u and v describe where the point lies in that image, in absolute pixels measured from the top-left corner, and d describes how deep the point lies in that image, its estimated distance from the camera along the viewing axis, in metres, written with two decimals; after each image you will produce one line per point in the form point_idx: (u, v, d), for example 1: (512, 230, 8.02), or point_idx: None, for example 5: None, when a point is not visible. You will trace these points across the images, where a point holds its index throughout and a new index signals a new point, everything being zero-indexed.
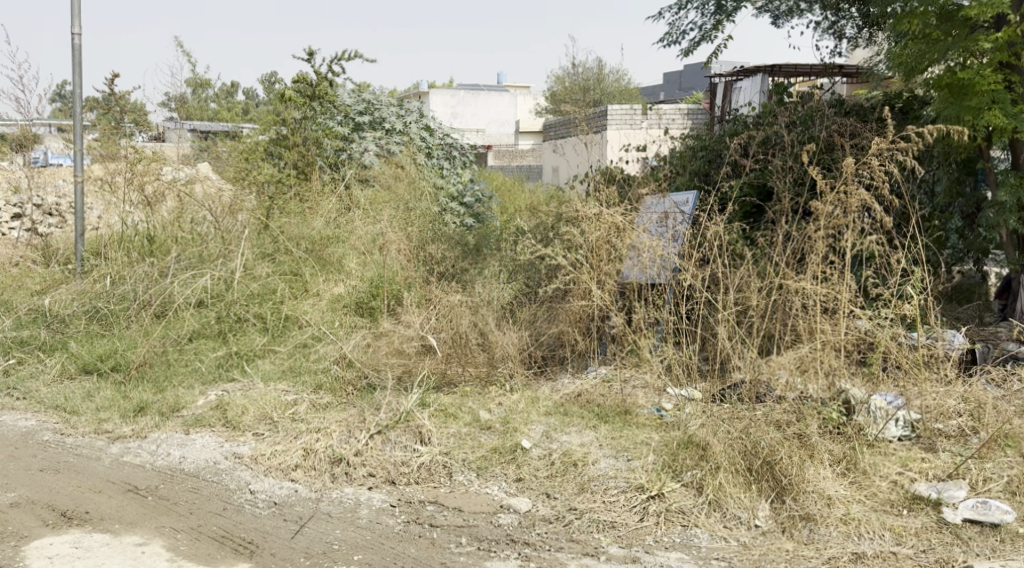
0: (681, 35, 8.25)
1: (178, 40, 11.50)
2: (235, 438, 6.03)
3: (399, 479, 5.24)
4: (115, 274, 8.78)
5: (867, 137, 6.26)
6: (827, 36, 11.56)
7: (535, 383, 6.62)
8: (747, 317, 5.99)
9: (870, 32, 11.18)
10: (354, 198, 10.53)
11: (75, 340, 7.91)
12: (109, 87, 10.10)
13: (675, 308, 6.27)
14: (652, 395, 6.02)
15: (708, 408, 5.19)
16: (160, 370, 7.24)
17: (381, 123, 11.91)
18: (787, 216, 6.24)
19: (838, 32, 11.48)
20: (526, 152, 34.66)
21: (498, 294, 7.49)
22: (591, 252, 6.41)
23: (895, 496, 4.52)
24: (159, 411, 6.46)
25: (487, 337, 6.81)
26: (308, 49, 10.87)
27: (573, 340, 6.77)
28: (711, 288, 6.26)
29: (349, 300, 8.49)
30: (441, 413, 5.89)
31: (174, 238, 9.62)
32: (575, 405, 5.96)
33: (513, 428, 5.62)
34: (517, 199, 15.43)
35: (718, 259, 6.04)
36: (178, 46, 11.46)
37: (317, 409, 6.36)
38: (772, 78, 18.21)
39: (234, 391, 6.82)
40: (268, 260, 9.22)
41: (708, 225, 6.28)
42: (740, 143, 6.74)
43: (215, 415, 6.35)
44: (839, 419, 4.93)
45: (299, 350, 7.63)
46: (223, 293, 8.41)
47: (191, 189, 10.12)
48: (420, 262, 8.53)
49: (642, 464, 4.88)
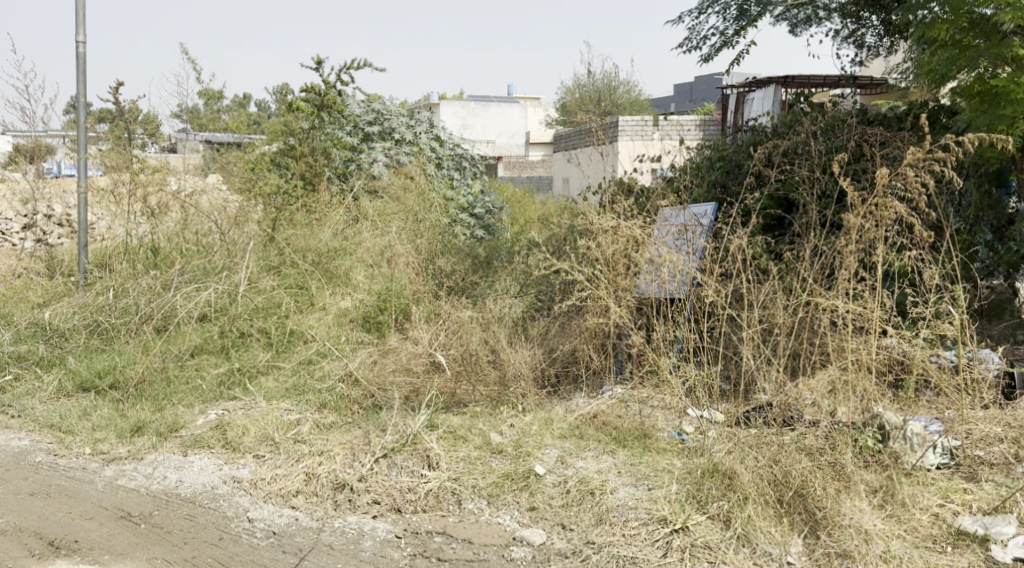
0: (702, 40, 7.98)
1: (186, 49, 11.26)
2: (234, 461, 5.76)
3: (405, 507, 4.96)
4: (117, 287, 8.54)
5: (896, 147, 5.98)
6: (847, 45, 11.26)
7: (549, 403, 6.35)
8: (773, 335, 5.74)
9: (892, 40, 10.87)
10: (362, 209, 10.29)
11: (74, 356, 7.66)
12: (115, 95, 9.88)
13: (697, 326, 6.01)
14: (672, 417, 5.75)
15: (733, 433, 4.91)
16: (160, 388, 6.97)
17: (391, 134, 11.76)
18: (814, 230, 5.98)
19: (858, 40, 11.19)
20: (536, 163, 34.46)
21: (509, 309, 7.22)
22: (609, 266, 6.14)
23: (937, 531, 4.25)
24: (157, 431, 6.19)
25: (497, 355, 6.53)
26: (316, 56, 10.40)
27: (588, 357, 6.49)
28: (734, 306, 6.00)
29: (356, 314, 8.24)
30: (449, 435, 5.61)
31: (179, 250, 9.37)
32: (590, 427, 5.69)
33: (526, 452, 5.34)
34: (528, 210, 15.18)
35: (742, 275, 5.78)
36: (187, 54, 11.23)
37: (320, 429, 6.11)
38: (787, 89, 17.95)
39: (236, 411, 6.55)
40: (274, 273, 8.97)
41: (730, 238, 6.02)
42: (764, 152, 6.48)
43: (215, 435, 6.08)
44: (874, 447, 4.69)
45: (304, 366, 7.37)
46: (227, 306, 8.16)
47: (196, 201, 9.89)
48: (428, 276, 8.27)
49: (664, 494, 4.59)
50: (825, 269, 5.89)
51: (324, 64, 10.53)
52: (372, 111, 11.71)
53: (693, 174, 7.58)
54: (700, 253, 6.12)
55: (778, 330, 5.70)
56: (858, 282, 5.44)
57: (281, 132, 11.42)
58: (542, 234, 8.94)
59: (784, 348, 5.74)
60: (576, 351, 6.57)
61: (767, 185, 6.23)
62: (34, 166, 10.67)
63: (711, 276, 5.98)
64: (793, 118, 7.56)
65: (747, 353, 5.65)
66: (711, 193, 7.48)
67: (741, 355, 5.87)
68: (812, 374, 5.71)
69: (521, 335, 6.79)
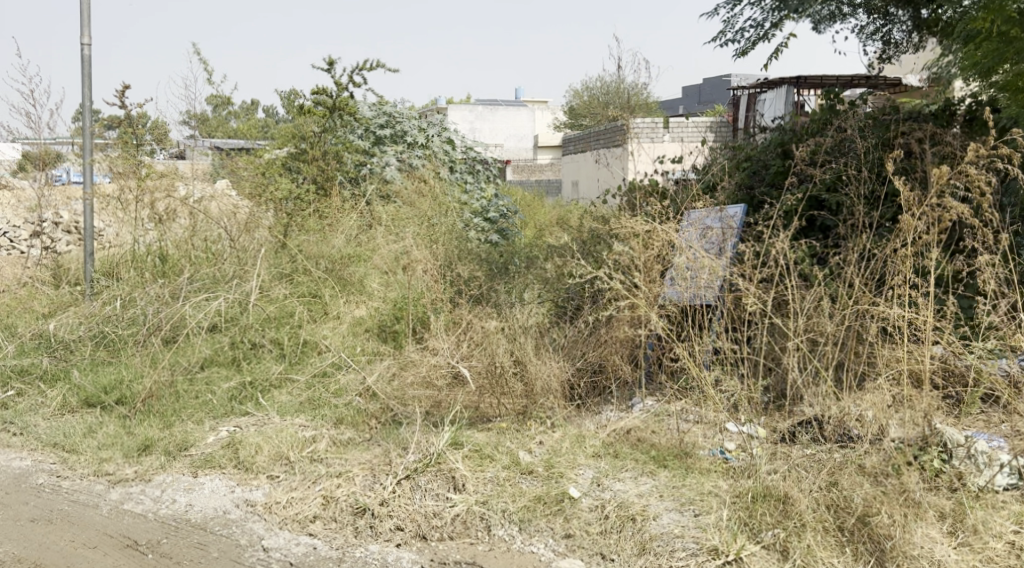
0: (738, 33, 7.64)
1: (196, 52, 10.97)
2: (247, 482, 5.44)
3: (431, 534, 4.65)
4: (125, 297, 8.24)
5: (948, 145, 5.65)
6: (873, 41, 10.91)
7: (577, 417, 6.03)
8: (820, 345, 5.44)
9: (920, 36, 10.53)
10: (375, 215, 10.00)
11: (79, 369, 7.35)
12: (121, 98, 9.57)
13: (737, 335, 5.72)
14: (712, 433, 5.44)
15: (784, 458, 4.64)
16: (169, 403, 6.63)
17: (403, 137, 11.45)
18: (863, 234, 5.68)
19: (884, 38, 10.87)
20: (544, 168, 34.00)
21: (532, 317, 6.88)
22: (642, 273, 5.82)
23: (1015, 561, 3.93)
24: (165, 451, 5.88)
25: (523, 367, 6.19)
26: (328, 57, 10.06)
27: (618, 369, 6.19)
28: (779, 315, 5.70)
29: (371, 323, 7.94)
30: (475, 454, 5.27)
31: (188, 258, 9.08)
32: (625, 444, 5.38)
33: (558, 473, 5.00)
34: (538, 214, 14.84)
35: (789, 282, 5.49)
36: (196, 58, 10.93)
37: (338, 446, 5.80)
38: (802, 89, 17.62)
39: (248, 427, 6.23)
40: (285, 281, 8.65)
41: (771, 243, 5.71)
42: (807, 150, 6.16)
43: (226, 454, 5.76)
44: (938, 467, 4.40)
45: (318, 379, 7.03)
46: (238, 316, 7.85)
47: (205, 206, 9.57)
48: (446, 283, 7.92)
49: (713, 521, 4.28)
50: (876, 276, 5.59)
51: (336, 65, 10.21)
52: (383, 113, 11.49)
53: (722, 173, 7.24)
54: (733, 254, 5.82)
55: (826, 340, 5.41)
56: (913, 290, 5.14)
57: (290, 136, 10.88)
58: (563, 239, 8.60)
59: (832, 359, 5.43)
60: (603, 359, 6.23)
61: (811, 185, 5.93)
62: (47, 174, 10.27)
63: (752, 281, 5.69)
64: (826, 117, 7.22)
65: (794, 365, 5.35)
66: (741, 190, 7.08)
67: (785, 366, 5.58)
68: (862, 387, 5.41)
69: (546, 345, 6.45)
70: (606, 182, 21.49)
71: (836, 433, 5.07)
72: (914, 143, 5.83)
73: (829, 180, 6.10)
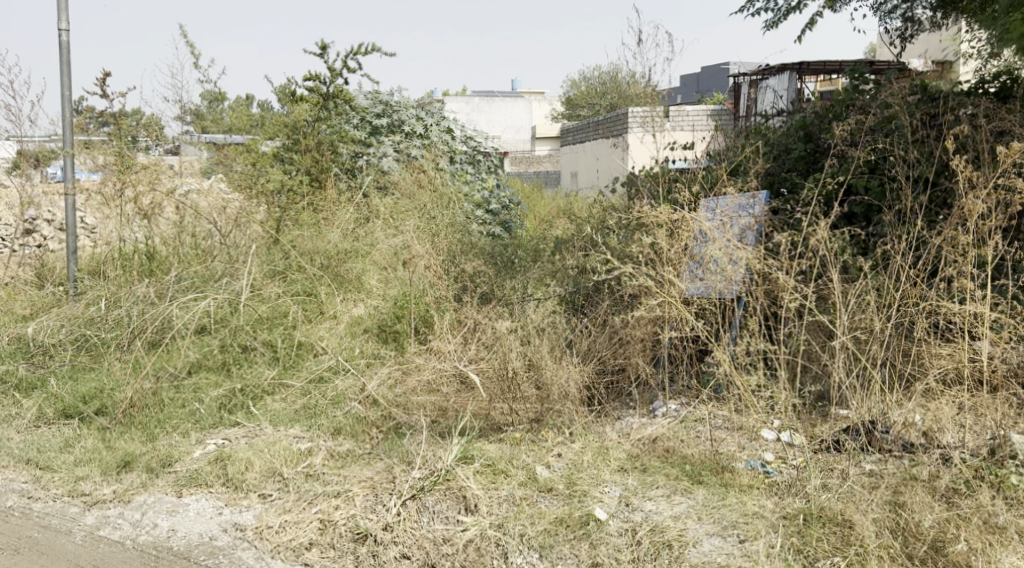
0: (770, 1, 7.44)
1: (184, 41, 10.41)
2: (236, 502, 4.94)
3: (440, 563, 4.18)
4: (108, 297, 7.72)
5: (1000, 125, 5.21)
6: (888, 19, 10.41)
7: (597, 422, 5.58)
8: (868, 344, 5.03)
9: (940, 13, 10.02)
10: (373, 207, 9.50)
11: (57, 376, 6.84)
12: (101, 86, 9.02)
13: (775, 332, 5.31)
14: (747, 440, 5.02)
15: (834, 484, 4.34)
16: (153, 413, 6.11)
17: (400, 127, 10.91)
18: (912, 221, 5.26)
19: (899, 16, 10.40)
20: (543, 158, 33.27)
21: (544, 314, 6.40)
22: (670, 266, 5.35)
23: None
24: (147, 467, 5.37)
25: (538, 370, 5.72)
26: (320, 40, 9.47)
27: (639, 370, 5.78)
28: (819, 311, 5.29)
29: (370, 323, 7.43)
30: (487, 469, 4.78)
31: (177, 255, 8.57)
32: (652, 456, 4.93)
33: (581, 491, 4.52)
34: (537, 206, 14.32)
35: (834, 275, 5.07)
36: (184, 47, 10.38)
37: (336, 459, 5.33)
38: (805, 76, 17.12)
39: (238, 439, 5.74)
40: (279, 279, 8.12)
41: (810, 232, 5.26)
42: (845, 132, 5.71)
43: (214, 471, 5.25)
44: (1014, 484, 4.09)
45: (315, 385, 6.53)
46: (228, 317, 7.34)
47: (193, 201, 9.05)
48: (450, 279, 7.41)
49: (762, 549, 3.92)
50: (926, 268, 5.18)
51: (328, 50, 9.66)
52: (380, 102, 10.96)
53: (745, 159, 6.78)
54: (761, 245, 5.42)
55: (874, 337, 5.01)
56: (974, 284, 4.72)
57: (282, 126, 9.93)
58: (573, 231, 8.10)
59: (879, 359, 5.04)
60: (624, 358, 5.79)
61: (853, 168, 5.49)
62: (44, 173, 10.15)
63: (790, 275, 5.27)
64: (857, 95, 6.73)
65: (839, 366, 4.93)
66: (766, 174, 6.57)
67: (827, 367, 5.17)
68: (911, 390, 5.03)
69: (562, 345, 5.98)
70: (611, 169, 20.93)
71: (888, 443, 4.68)
72: (964, 121, 5.38)
73: (871, 162, 5.67)
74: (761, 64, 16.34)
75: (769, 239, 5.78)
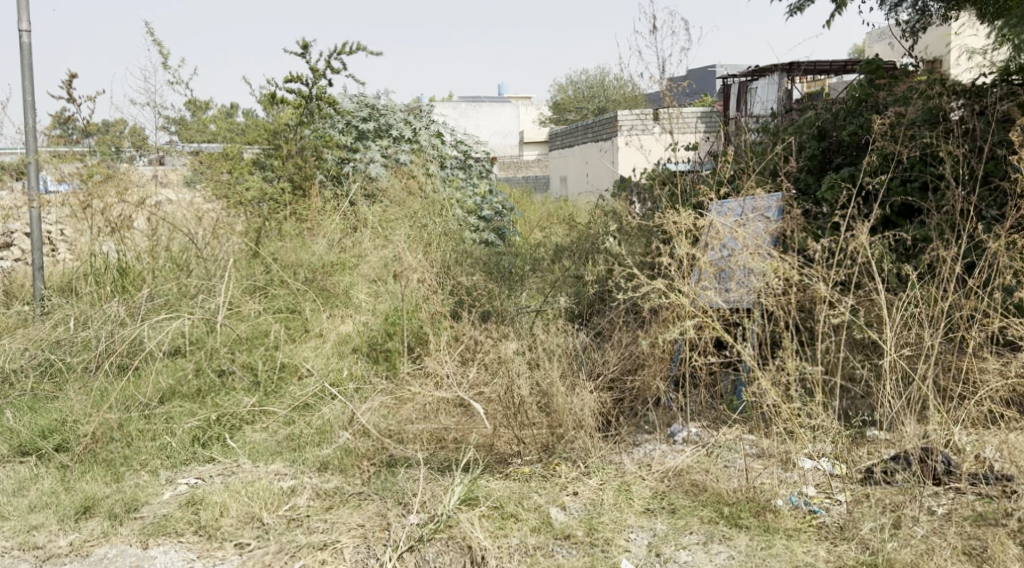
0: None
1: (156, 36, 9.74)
2: (210, 554, 4.36)
3: None
4: (77, 317, 7.12)
5: None
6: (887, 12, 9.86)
7: (612, 449, 5.03)
8: (919, 363, 4.52)
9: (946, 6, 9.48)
10: (361, 215, 8.92)
11: (16, 406, 6.22)
12: (67, 88, 8.41)
13: (808, 349, 4.77)
14: (781, 471, 4.49)
15: (895, 532, 3.83)
16: (120, 449, 5.51)
17: (388, 132, 10.30)
18: (963, 224, 4.76)
19: (903, 13, 9.91)
20: (531, 164, 32.65)
21: (549, 330, 5.83)
22: (693, 275, 4.78)
23: None
24: (110, 513, 4.77)
25: (545, 394, 5.15)
26: (301, 40, 8.95)
27: (655, 391, 5.25)
28: (860, 324, 4.75)
29: (359, 342, 6.85)
30: (495, 513, 4.21)
31: (151, 269, 7.95)
32: (679, 493, 4.40)
33: (604, 539, 3.99)
34: (529, 212, 13.73)
35: (879, 284, 4.54)
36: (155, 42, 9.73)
37: (323, 501, 4.76)
38: (795, 77, 16.58)
39: (213, 478, 5.15)
40: (259, 296, 7.52)
41: (850, 236, 4.72)
42: (884, 125, 5.17)
43: (186, 515, 4.67)
44: None
45: (300, 413, 5.95)
46: (204, 338, 6.77)
47: (167, 211, 8.45)
48: (445, 293, 6.84)
49: None
50: (980, 277, 4.67)
51: (311, 49, 9.07)
52: (366, 105, 10.36)
53: (764, 157, 6.23)
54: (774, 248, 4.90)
55: (925, 354, 4.50)
56: None
57: (262, 131, 9.45)
58: (573, 238, 7.54)
59: (929, 380, 4.53)
60: (641, 379, 5.25)
61: (894, 165, 4.97)
62: (15, 184, 9.59)
63: (828, 284, 4.73)
64: (883, 89, 6.22)
65: (888, 387, 4.42)
66: (791, 174, 6.02)
67: (872, 388, 4.64)
68: (963, 411, 4.55)
69: (572, 364, 5.43)
70: (603, 172, 20.38)
71: (940, 472, 4.27)
72: (1018, 115, 4.87)
73: (911, 159, 5.16)
74: (751, 66, 15.79)
75: (799, 243, 5.24)
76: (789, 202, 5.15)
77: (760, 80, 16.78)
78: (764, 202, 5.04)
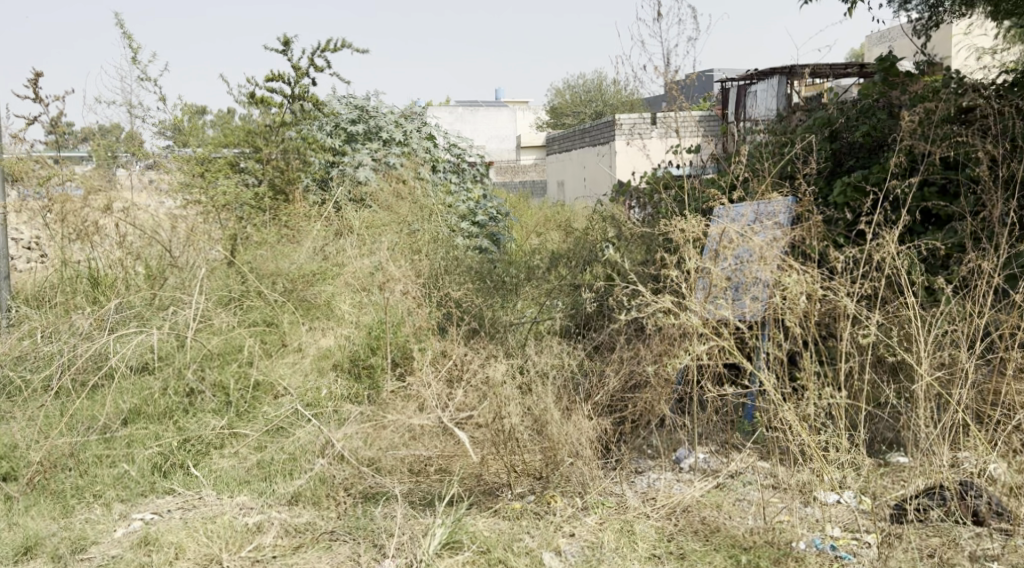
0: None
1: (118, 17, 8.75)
2: None
3: None
4: (37, 331, 6.62)
5: None
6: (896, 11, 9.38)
7: (612, 479, 4.56)
8: (954, 388, 4.05)
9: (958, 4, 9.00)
10: (345, 221, 8.43)
11: None
12: (31, 86, 7.91)
13: (831, 370, 4.29)
14: (802, 507, 4.03)
15: None
16: (72, 478, 5.03)
17: (378, 135, 9.61)
18: (999, 233, 4.30)
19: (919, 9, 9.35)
20: (529, 168, 32.14)
21: (543, 346, 5.35)
22: (706, 289, 4.27)
23: None
24: (54, 554, 4.29)
25: (538, 419, 4.67)
26: (282, 34, 8.46)
27: (660, 415, 4.78)
28: (889, 344, 4.27)
29: (340, 357, 6.36)
30: (481, 559, 3.80)
31: (121, 277, 7.46)
32: (688, 534, 3.93)
33: None
34: (526, 218, 13.21)
35: (911, 299, 4.05)
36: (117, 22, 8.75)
37: (291, 540, 4.29)
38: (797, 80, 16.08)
39: (171, 514, 4.67)
40: (234, 307, 7.04)
41: (877, 245, 4.24)
42: (910, 125, 4.70)
43: (136, 556, 4.19)
44: None
45: (272, 437, 5.46)
46: (173, 353, 6.27)
47: (140, 217, 7.97)
48: (433, 304, 6.36)
49: None
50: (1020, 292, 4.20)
51: (293, 45, 8.60)
52: (355, 106, 9.70)
53: (775, 160, 5.76)
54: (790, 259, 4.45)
55: (962, 377, 4.04)
56: None
57: None
58: (570, 245, 7.05)
59: (964, 406, 4.07)
60: (644, 401, 4.78)
61: (922, 168, 4.51)
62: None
63: (853, 297, 4.25)
64: (902, 86, 5.76)
65: (922, 415, 3.96)
66: (804, 177, 5.54)
67: (904, 415, 4.17)
68: (1004, 440, 4.08)
69: (568, 384, 4.96)
70: (602, 177, 19.92)
71: (980, 509, 3.80)
72: None
73: (940, 162, 4.70)
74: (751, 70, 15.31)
75: (816, 253, 4.76)
76: (806, 209, 4.69)
77: (760, 84, 16.31)
78: (780, 208, 4.61)
